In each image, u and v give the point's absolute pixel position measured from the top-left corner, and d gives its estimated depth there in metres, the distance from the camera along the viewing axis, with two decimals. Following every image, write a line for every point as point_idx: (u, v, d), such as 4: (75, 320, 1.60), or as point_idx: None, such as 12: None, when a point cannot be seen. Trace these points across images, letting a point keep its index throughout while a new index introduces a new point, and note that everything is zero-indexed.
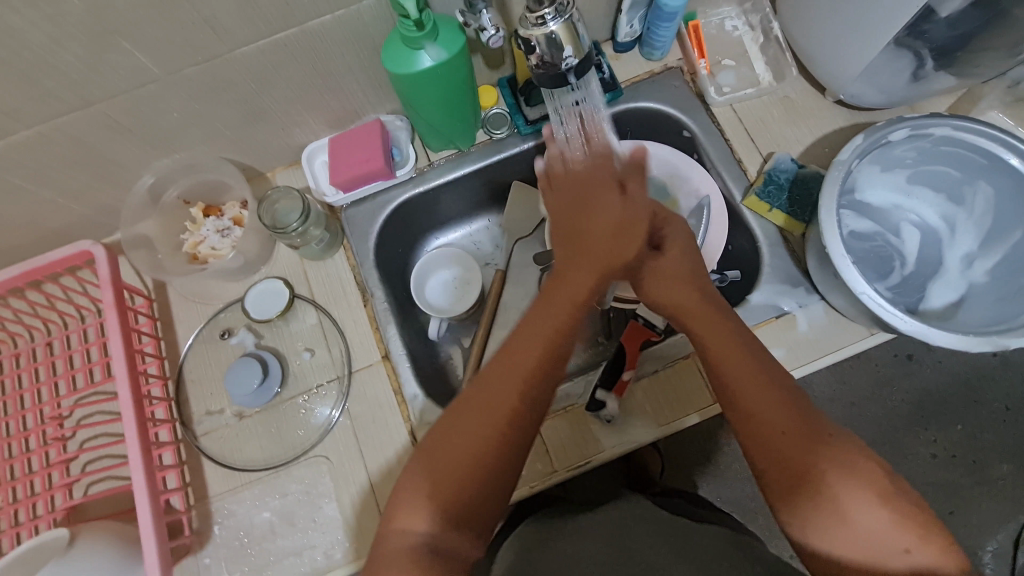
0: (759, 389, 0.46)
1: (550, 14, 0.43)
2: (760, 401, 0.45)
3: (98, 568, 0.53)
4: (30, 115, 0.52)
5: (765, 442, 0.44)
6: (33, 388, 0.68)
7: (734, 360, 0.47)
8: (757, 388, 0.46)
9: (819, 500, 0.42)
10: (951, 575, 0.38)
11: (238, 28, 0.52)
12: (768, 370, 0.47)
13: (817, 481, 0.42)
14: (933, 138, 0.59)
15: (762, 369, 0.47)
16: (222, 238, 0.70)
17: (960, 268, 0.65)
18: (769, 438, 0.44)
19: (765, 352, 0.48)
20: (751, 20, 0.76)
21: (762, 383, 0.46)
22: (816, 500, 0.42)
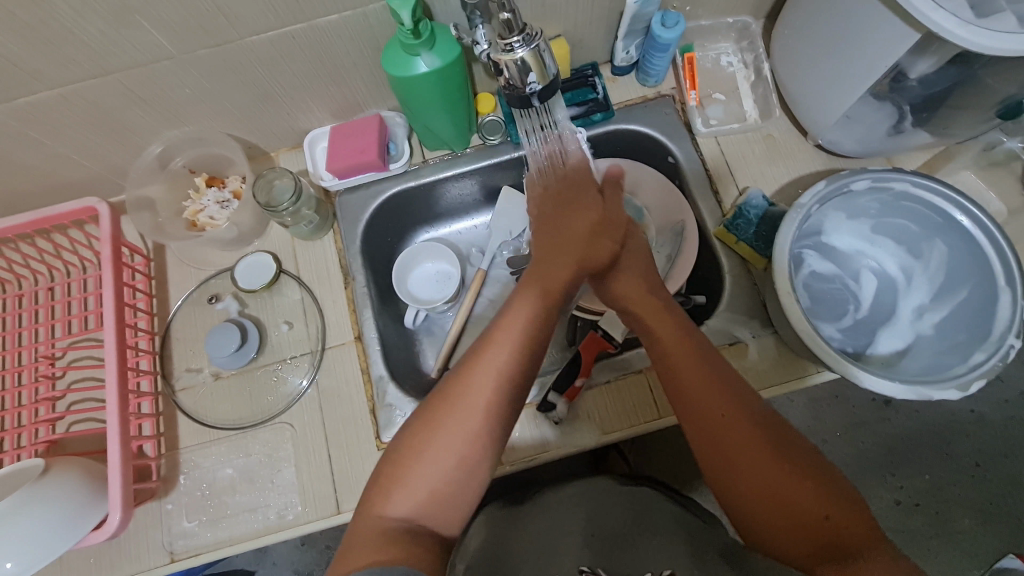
0: (698, 377, 0.51)
1: (518, 42, 0.47)
2: (701, 389, 0.50)
3: (66, 498, 0.57)
4: (51, 77, 0.57)
5: (706, 427, 0.50)
6: (32, 328, 0.73)
7: (681, 351, 0.52)
8: (697, 377, 0.51)
9: (754, 476, 0.47)
10: (864, 538, 0.44)
11: (249, 18, 0.56)
12: (712, 363, 0.52)
13: (752, 457, 0.48)
14: (893, 192, 0.63)
15: (705, 361, 0.52)
16: (220, 209, 0.74)
17: (911, 319, 0.68)
18: (714, 422, 0.49)
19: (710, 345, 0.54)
20: (745, 58, 0.80)
21: (705, 373, 0.51)
22: (753, 477, 0.47)
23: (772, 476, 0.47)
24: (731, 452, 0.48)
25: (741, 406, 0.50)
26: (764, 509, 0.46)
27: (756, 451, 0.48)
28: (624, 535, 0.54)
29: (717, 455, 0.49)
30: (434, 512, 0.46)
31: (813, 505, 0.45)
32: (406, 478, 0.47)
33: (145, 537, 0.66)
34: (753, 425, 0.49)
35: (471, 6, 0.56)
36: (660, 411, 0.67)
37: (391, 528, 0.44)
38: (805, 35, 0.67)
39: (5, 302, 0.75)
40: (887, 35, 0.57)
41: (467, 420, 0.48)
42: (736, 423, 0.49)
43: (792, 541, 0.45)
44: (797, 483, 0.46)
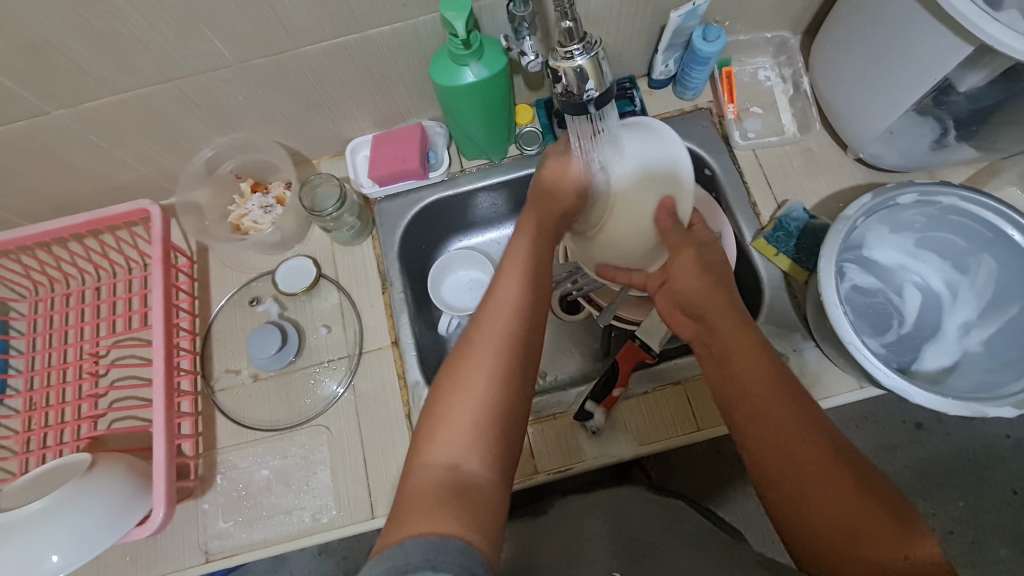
0: (771, 399, 0.47)
1: (578, 50, 0.48)
2: (773, 421, 0.46)
3: (111, 493, 0.58)
4: (116, 84, 0.59)
5: (778, 456, 0.45)
6: (79, 326, 0.75)
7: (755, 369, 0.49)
8: (772, 401, 0.47)
9: (817, 496, 0.43)
10: None
11: (306, 28, 0.58)
12: (778, 369, 0.49)
13: (824, 491, 0.43)
14: (941, 206, 0.62)
15: (785, 387, 0.48)
16: (264, 214, 0.76)
17: (957, 335, 0.66)
18: (788, 450, 0.45)
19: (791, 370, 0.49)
20: (783, 72, 0.80)
21: (784, 399, 0.47)
22: (822, 509, 0.43)
23: (850, 513, 0.42)
24: (803, 481, 0.44)
25: (820, 439, 0.45)
26: (830, 546, 0.42)
27: (832, 485, 0.43)
28: (652, 543, 0.54)
29: (784, 479, 0.45)
30: (477, 452, 0.44)
31: (893, 546, 0.40)
32: (444, 417, 0.46)
33: (181, 537, 0.67)
34: (830, 457, 0.44)
35: (518, 17, 0.57)
36: (698, 423, 0.66)
37: (443, 477, 0.43)
38: (848, 49, 0.67)
39: (53, 300, 0.77)
40: (935, 49, 0.57)
41: (490, 351, 0.48)
42: (811, 456, 0.44)
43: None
44: (875, 526, 0.41)
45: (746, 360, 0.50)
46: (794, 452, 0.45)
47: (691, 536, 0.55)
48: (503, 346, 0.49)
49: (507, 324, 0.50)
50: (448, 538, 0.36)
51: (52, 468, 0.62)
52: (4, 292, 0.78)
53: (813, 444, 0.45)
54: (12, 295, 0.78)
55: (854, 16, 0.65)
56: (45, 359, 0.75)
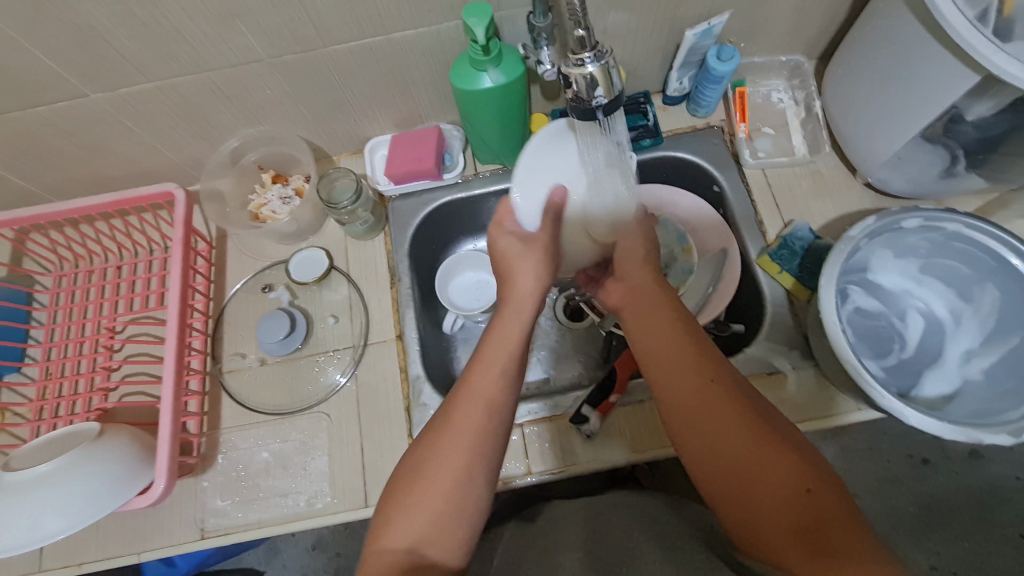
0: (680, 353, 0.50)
1: (590, 57, 0.50)
2: (681, 371, 0.49)
3: (117, 461, 0.60)
4: (153, 72, 0.62)
5: (689, 406, 0.47)
6: (98, 302, 0.78)
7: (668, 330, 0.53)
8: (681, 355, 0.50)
9: (728, 441, 0.45)
10: (840, 514, 0.40)
11: (335, 28, 0.61)
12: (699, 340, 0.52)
13: (730, 434, 0.45)
14: (945, 232, 0.62)
15: (692, 341, 0.51)
16: (282, 204, 0.79)
17: (958, 363, 0.66)
18: (694, 403, 0.47)
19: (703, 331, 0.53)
20: (796, 95, 0.82)
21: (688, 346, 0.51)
22: (726, 451, 0.45)
23: (753, 451, 0.44)
24: (709, 429, 0.46)
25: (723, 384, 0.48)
26: (737, 491, 0.44)
27: (736, 428, 0.45)
28: (630, 549, 0.54)
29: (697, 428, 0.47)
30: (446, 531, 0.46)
31: (793, 479, 0.42)
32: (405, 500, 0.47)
33: (179, 513, 0.68)
34: (735, 400, 0.47)
35: (538, 27, 0.59)
36: None
37: (399, 561, 0.44)
38: (860, 75, 0.68)
39: (76, 276, 0.80)
40: (943, 76, 0.58)
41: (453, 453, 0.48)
42: (716, 403, 0.47)
43: (763, 497, 0.42)
44: (779, 463, 0.43)
45: (660, 318, 0.54)
46: (699, 401, 0.47)
47: (670, 535, 0.55)
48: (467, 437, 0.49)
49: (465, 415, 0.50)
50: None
51: (62, 434, 0.64)
52: (32, 265, 0.81)
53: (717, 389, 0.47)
54: (38, 268, 0.81)
55: (866, 42, 0.66)
56: (63, 331, 0.78)
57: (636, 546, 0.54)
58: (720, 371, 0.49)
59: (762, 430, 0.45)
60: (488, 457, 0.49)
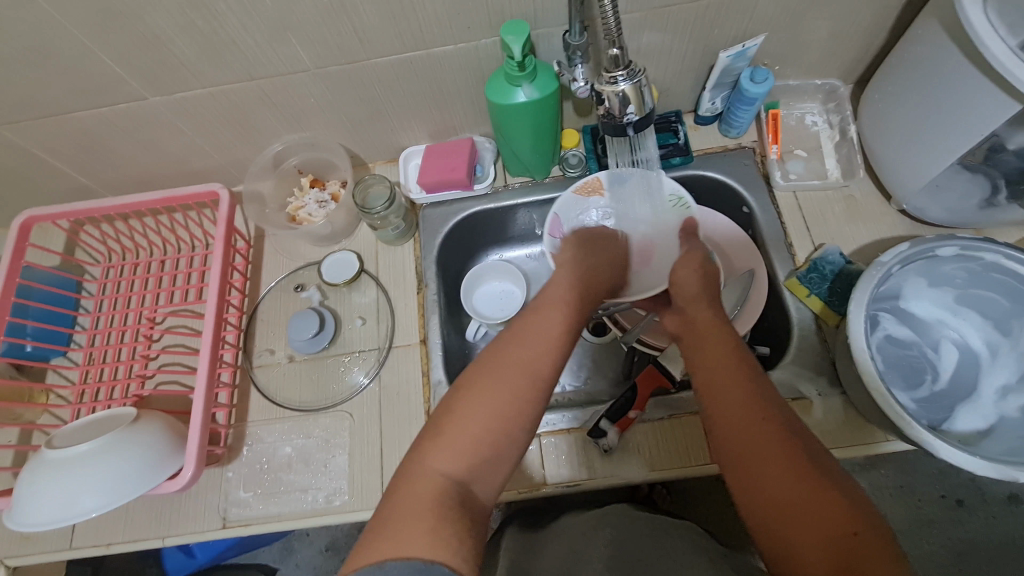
0: (735, 377, 0.50)
1: (622, 76, 0.52)
2: (737, 397, 0.49)
3: (150, 445, 0.63)
4: (207, 78, 0.66)
5: (738, 436, 0.47)
6: (141, 294, 0.82)
7: (722, 359, 0.52)
8: (735, 384, 0.49)
9: (770, 474, 0.44)
10: (888, 561, 0.38)
11: (379, 42, 0.63)
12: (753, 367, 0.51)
13: (778, 469, 0.44)
14: (983, 262, 0.61)
15: (748, 374, 0.50)
16: (318, 208, 0.81)
17: (994, 399, 0.64)
18: (744, 428, 0.47)
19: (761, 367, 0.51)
20: (830, 119, 0.81)
21: (742, 372, 0.50)
22: (775, 488, 0.43)
23: (801, 487, 0.42)
24: (759, 460, 0.45)
25: (773, 419, 0.46)
26: (779, 526, 0.42)
27: (785, 465, 0.43)
28: (647, 556, 0.57)
29: (739, 454, 0.46)
30: (477, 472, 0.46)
31: (839, 520, 0.40)
32: (448, 435, 0.47)
33: (204, 501, 0.70)
34: (786, 435, 0.45)
35: (573, 46, 0.61)
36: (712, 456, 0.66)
37: (443, 487, 0.44)
38: (897, 100, 0.68)
39: (122, 268, 0.85)
40: (984, 103, 0.57)
41: (482, 409, 0.48)
42: (767, 433, 0.45)
43: (805, 534, 0.41)
44: (826, 503, 0.41)
45: (717, 341, 0.54)
46: (749, 427, 0.46)
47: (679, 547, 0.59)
48: (490, 409, 0.48)
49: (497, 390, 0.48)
50: (431, 565, 0.38)
51: (101, 418, 0.67)
52: (83, 256, 0.86)
53: (768, 425, 0.46)
54: (88, 259, 0.86)
55: (904, 67, 0.66)
56: (108, 320, 0.82)
57: (648, 555, 0.57)
58: (776, 407, 0.47)
59: (810, 469, 0.43)
60: (497, 438, 0.47)
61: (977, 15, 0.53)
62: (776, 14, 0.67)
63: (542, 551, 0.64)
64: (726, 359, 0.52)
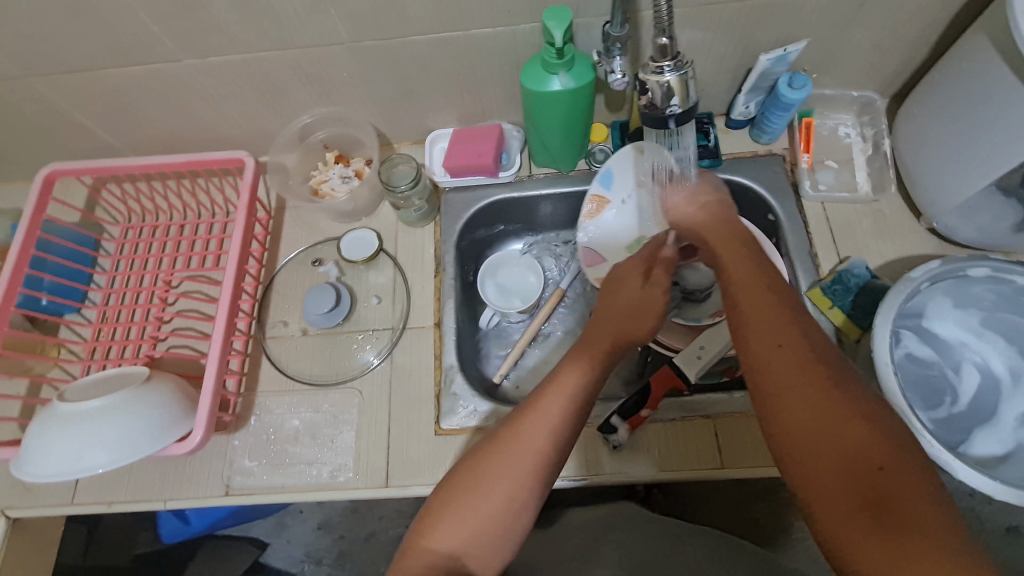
0: (760, 301, 0.46)
1: (669, 66, 0.51)
2: (763, 322, 0.45)
3: (161, 406, 0.62)
4: (243, 43, 0.66)
5: (764, 362, 0.43)
6: (159, 257, 0.82)
7: (742, 284, 0.48)
8: (757, 308, 0.46)
9: (798, 401, 0.41)
10: (919, 496, 0.37)
11: (419, 19, 0.63)
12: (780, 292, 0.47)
13: (801, 397, 0.41)
14: (1015, 286, 0.61)
15: (776, 299, 0.46)
16: (342, 184, 0.81)
17: (1014, 425, 0.63)
18: (770, 355, 0.43)
19: (786, 289, 0.47)
20: (864, 132, 0.80)
21: (769, 297, 0.46)
22: (799, 415, 0.41)
23: (826, 415, 0.40)
24: (784, 386, 0.42)
25: (802, 346, 0.43)
26: (804, 456, 0.40)
27: (814, 392, 0.41)
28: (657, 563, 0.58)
29: (762, 379, 0.43)
30: (479, 550, 0.46)
31: (868, 453, 0.38)
32: (454, 510, 0.47)
33: (208, 467, 0.70)
34: (815, 362, 0.42)
35: (613, 37, 0.60)
36: (723, 460, 0.65)
37: (438, 565, 0.45)
38: (937, 116, 0.67)
39: (142, 230, 0.84)
40: None
41: (487, 490, 0.47)
42: (794, 359, 0.42)
43: (832, 464, 0.39)
44: (851, 430, 0.39)
45: (740, 267, 0.50)
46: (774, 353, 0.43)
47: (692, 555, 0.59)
48: (502, 484, 0.47)
49: (504, 477, 0.47)
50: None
51: (113, 375, 0.67)
52: (103, 215, 0.86)
53: (790, 351, 0.43)
54: (107, 218, 0.86)
55: (947, 83, 0.65)
56: (124, 280, 0.82)
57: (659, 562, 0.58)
58: (805, 332, 0.44)
59: (838, 397, 0.40)
60: (506, 521, 0.47)
61: None
62: (821, 19, 0.66)
63: (556, 545, 0.66)
64: (751, 285, 0.48)
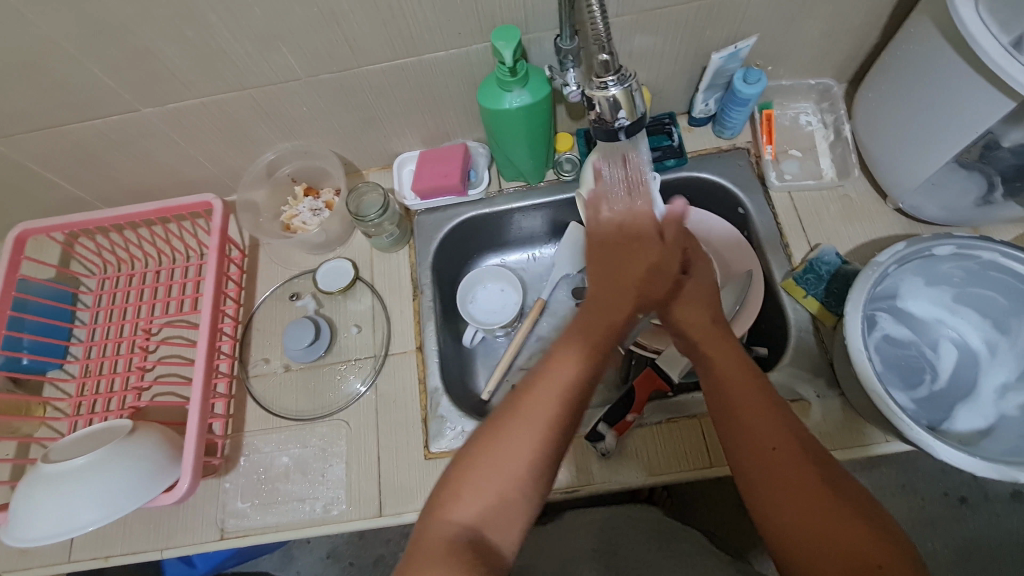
0: (748, 404, 0.50)
1: (613, 81, 0.51)
2: (754, 425, 0.48)
3: (147, 457, 0.62)
4: (199, 88, 0.66)
5: (759, 467, 0.47)
6: (137, 305, 0.82)
7: (734, 386, 0.51)
8: (754, 412, 0.49)
9: (795, 507, 0.44)
10: None
11: (370, 49, 0.63)
12: (765, 390, 0.51)
13: (805, 500, 0.44)
14: (980, 261, 0.61)
15: (764, 397, 0.50)
16: (312, 216, 0.82)
17: (993, 397, 0.64)
18: (763, 461, 0.47)
19: (773, 390, 0.51)
20: (825, 118, 0.81)
21: (755, 396, 0.50)
22: (797, 517, 0.44)
23: (827, 523, 0.43)
24: (781, 491, 0.45)
25: (792, 448, 0.47)
26: (807, 560, 0.43)
27: (807, 496, 0.44)
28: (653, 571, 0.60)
29: (760, 486, 0.46)
30: (497, 520, 0.47)
31: (864, 551, 0.41)
32: (471, 475, 0.47)
33: (202, 512, 0.70)
34: (805, 466, 0.46)
35: (564, 51, 0.60)
36: (711, 459, 0.65)
37: (457, 536, 0.45)
38: (891, 99, 0.67)
39: (117, 280, 0.84)
40: (979, 101, 0.57)
41: (526, 429, 0.49)
42: (784, 463, 0.46)
43: (833, 567, 0.42)
44: (848, 535, 0.42)
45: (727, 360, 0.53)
46: (768, 460, 0.47)
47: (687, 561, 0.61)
48: (543, 431, 0.49)
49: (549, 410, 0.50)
50: None
51: (96, 430, 0.67)
52: (79, 268, 0.86)
53: (786, 456, 0.46)
54: (83, 271, 0.86)
55: (897, 66, 0.65)
56: (104, 331, 0.82)
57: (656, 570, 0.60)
58: (795, 435, 0.47)
59: (834, 503, 0.44)
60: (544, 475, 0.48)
61: (968, 12, 0.53)
62: (769, 14, 0.66)
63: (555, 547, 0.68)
64: (737, 386, 0.51)
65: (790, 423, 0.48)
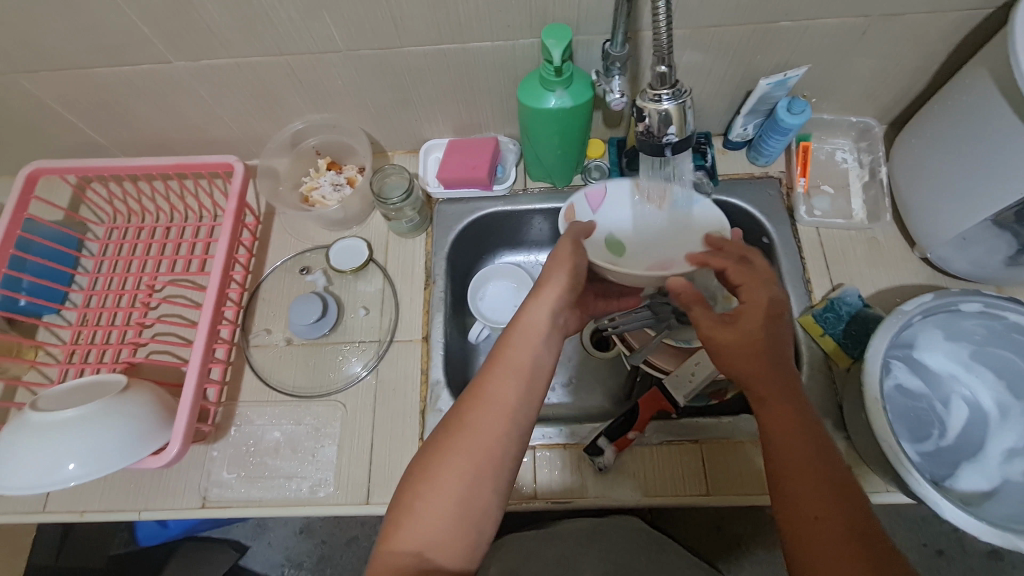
0: (796, 461, 0.48)
1: (667, 94, 0.50)
2: (801, 482, 0.47)
3: (138, 416, 0.61)
4: (235, 48, 0.64)
5: (801, 529, 0.45)
6: (143, 259, 0.80)
7: (786, 436, 0.49)
8: (801, 469, 0.47)
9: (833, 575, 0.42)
10: None
11: (415, 30, 0.62)
12: (818, 448, 0.48)
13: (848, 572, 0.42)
14: (1006, 322, 0.60)
15: (815, 454, 0.48)
16: (333, 191, 0.80)
17: (1000, 460, 0.63)
18: (806, 519, 0.45)
19: (830, 446, 0.48)
20: (861, 158, 0.80)
21: (802, 450, 0.48)
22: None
23: None
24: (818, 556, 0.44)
25: (834, 514, 0.45)
26: None
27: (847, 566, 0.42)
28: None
29: (800, 545, 0.45)
30: (448, 541, 0.46)
31: None
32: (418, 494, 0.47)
33: (186, 478, 0.69)
34: (849, 536, 0.43)
35: (613, 56, 0.59)
36: (708, 487, 0.64)
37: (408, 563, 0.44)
38: (934, 148, 0.66)
39: (127, 231, 0.83)
40: None
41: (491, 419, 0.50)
42: (827, 529, 0.44)
43: None
44: None
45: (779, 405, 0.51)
46: (811, 523, 0.45)
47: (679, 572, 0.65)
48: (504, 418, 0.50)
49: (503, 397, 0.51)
50: None
51: (88, 383, 0.66)
52: (88, 214, 0.84)
53: (827, 523, 0.44)
54: (92, 218, 0.84)
55: (945, 115, 0.64)
56: (107, 282, 0.80)
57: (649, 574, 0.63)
58: (837, 502, 0.45)
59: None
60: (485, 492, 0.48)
61: None
62: (823, 46, 0.65)
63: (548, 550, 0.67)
64: (788, 438, 0.49)
65: (839, 487, 0.46)
